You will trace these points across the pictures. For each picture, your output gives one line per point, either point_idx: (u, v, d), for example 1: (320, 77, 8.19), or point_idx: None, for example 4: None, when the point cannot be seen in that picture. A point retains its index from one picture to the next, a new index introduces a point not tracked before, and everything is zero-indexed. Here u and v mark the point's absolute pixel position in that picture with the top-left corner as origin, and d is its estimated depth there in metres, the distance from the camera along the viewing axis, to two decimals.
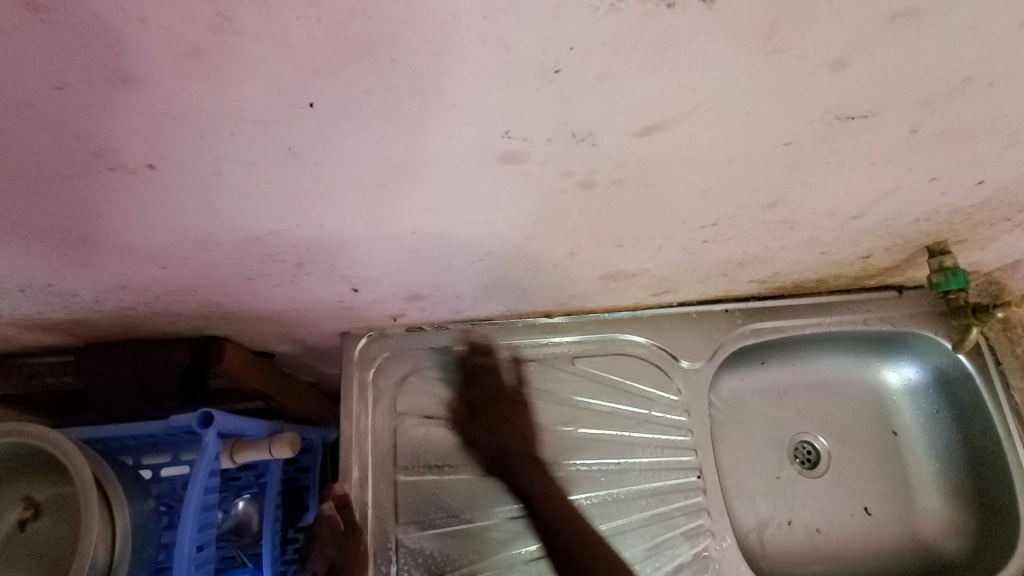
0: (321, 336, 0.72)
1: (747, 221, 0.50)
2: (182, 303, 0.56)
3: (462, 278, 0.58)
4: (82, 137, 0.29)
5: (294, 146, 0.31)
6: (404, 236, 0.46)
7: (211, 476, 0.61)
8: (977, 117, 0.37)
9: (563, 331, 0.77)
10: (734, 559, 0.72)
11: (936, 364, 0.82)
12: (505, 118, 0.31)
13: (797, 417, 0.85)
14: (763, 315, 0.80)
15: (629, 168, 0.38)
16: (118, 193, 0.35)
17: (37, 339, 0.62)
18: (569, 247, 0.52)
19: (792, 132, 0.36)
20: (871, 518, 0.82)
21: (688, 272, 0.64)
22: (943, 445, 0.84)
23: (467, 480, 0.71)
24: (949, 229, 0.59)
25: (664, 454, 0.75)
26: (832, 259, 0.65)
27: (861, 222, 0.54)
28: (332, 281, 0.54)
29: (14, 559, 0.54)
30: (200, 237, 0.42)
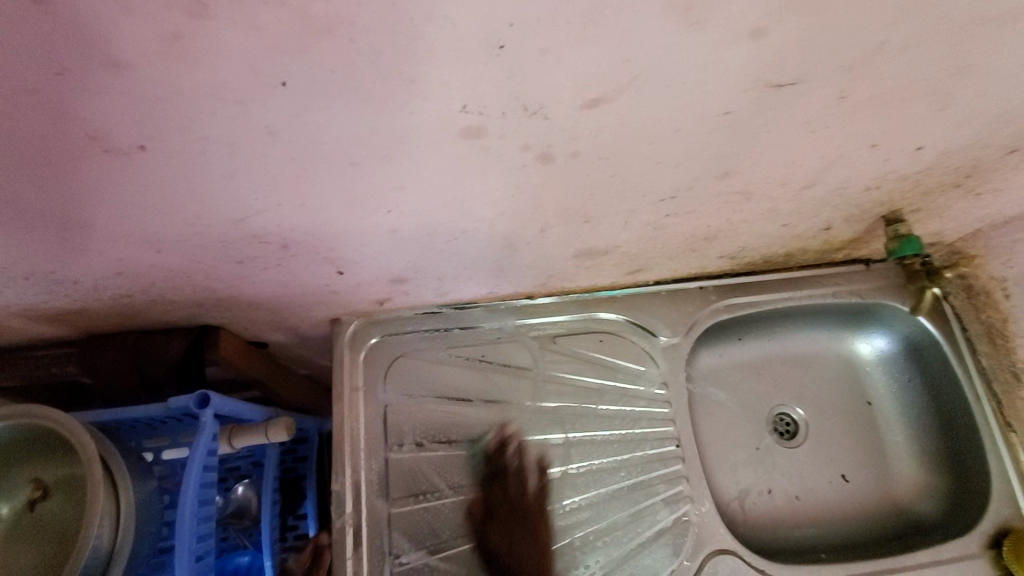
0: (313, 323, 0.75)
1: (704, 193, 0.53)
2: (177, 290, 0.59)
3: (442, 259, 0.62)
4: (79, 121, 0.33)
5: (270, 124, 0.35)
6: (381, 215, 0.49)
7: (210, 456, 0.64)
8: (899, 82, 0.41)
9: (545, 312, 0.80)
10: (713, 522, 0.75)
11: (905, 333, 0.86)
12: (460, 93, 0.34)
13: (775, 390, 0.88)
14: (737, 291, 0.83)
15: (583, 140, 0.41)
16: (112, 176, 0.38)
17: (39, 331, 0.65)
18: (539, 224, 0.55)
19: (728, 101, 0.39)
20: (848, 484, 0.85)
21: (657, 249, 0.67)
22: (916, 412, 0.87)
23: (453, 456, 0.74)
24: (902, 197, 0.62)
25: (646, 426, 0.78)
26: (795, 232, 0.68)
27: (815, 192, 0.57)
28: (318, 264, 0.58)
29: (24, 538, 0.57)
30: (190, 220, 0.45)
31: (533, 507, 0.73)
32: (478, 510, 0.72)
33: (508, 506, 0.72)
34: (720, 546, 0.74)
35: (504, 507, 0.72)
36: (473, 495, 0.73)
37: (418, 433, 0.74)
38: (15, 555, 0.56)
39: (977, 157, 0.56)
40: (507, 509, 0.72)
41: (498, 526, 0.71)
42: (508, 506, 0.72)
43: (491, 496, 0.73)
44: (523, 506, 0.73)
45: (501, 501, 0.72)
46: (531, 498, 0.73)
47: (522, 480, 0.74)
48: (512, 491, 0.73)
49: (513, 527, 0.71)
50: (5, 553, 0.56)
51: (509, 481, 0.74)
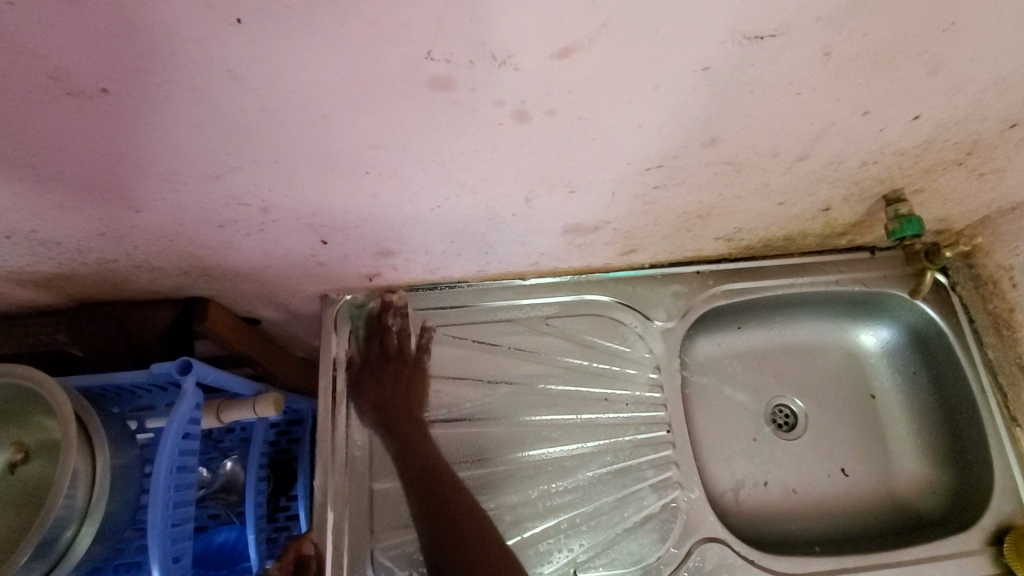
0: (302, 299, 0.75)
1: (692, 162, 0.52)
2: (162, 256, 0.59)
3: (427, 231, 0.61)
4: (38, 57, 0.32)
5: (232, 67, 0.34)
6: (359, 177, 0.48)
7: (191, 424, 0.64)
8: (886, 37, 0.39)
9: (537, 293, 0.79)
10: (702, 510, 0.73)
11: (910, 324, 0.83)
12: (422, 37, 0.34)
13: (775, 380, 0.86)
14: (735, 276, 0.81)
15: (558, 97, 0.40)
16: (80, 122, 0.38)
17: (30, 297, 0.66)
18: (524, 192, 0.54)
19: (703, 55, 0.38)
20: (848, 479, 0.82)
21: (649, 226, 0.66)
22: (920, 406, 0.84)
23: (439, 436, 0.73)
24: (903, 175, 0.60)
25: (637, 411, 0.76)
26: (792, 212, 0.66)
27: (809, 165, 0.55)
28: (300, 231, 0.57)
29: (2, 500, 0.57)
30: (164, 176, 0.45)
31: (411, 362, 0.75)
32: (344, 471, 0.71)
33: (393, 359, 0.75)
34: (707, 534, 0.72)
35: (380, 356, 0.75)
36: (454, 475, 0.71)
37: (403, 411, 0.73)
38: None
39: (980, 131, 0.54)
40: (387, 362, 0.75)
41: (357, 486, 0.70)
42: (387, 355, 0.75)
43: (369, 352, 0.75)
44: (398, 363, 0.75)
45: (377, 352, 0.75)
46: (411, 361, 0.75)
47: (404, 342, 0.76)
48: (392, 346, 0.75)
49: (361, 489, 0.70)
50: None
51: (389, 338, 0.76)
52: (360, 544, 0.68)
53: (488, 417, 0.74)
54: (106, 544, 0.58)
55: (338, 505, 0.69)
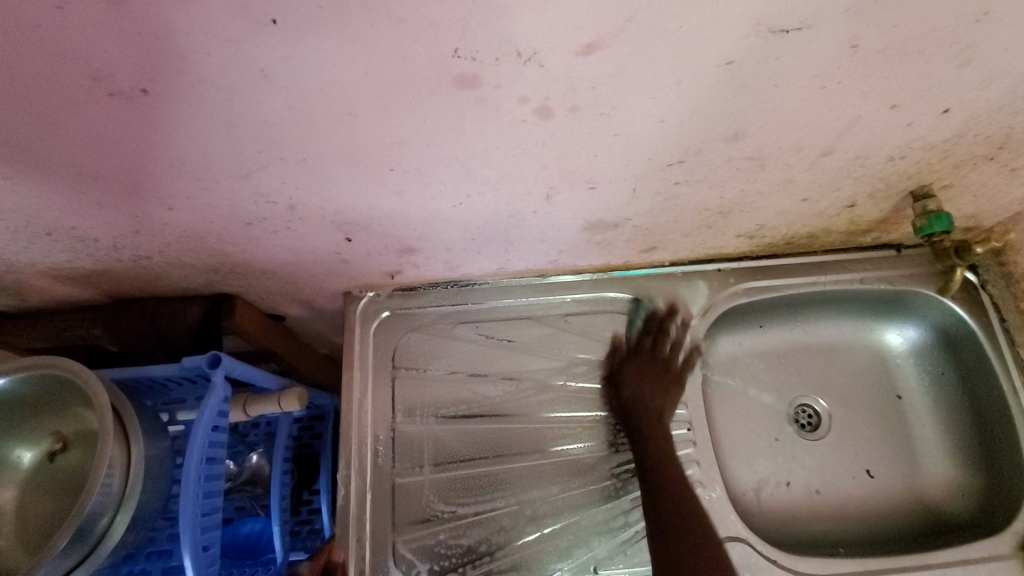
0: (326, 296, 0.76)
1: (715, 158, 0.52)
2: (193, 253, 0.61)
3: (449, 228, 0.62)
4: (83, 59, 0.34)
5: (266, 67, 0.36)
6: (383, 174, 0.49)
7: (220, 416, 0.66)
8: (915, 29, 0.39)
9: (557, 291, 0.79)
10: (723, 509, 0.72)
11: (939, 323, 0.82)
12: (450, 35, 0.34)
13: (798, 380, 0.85)
14: (757, 274, 0.81)
15: (581, 93, 0.41)
16: (119, 122, 0.39)
17: (67, 293, 0.69)
18: (545, 189, 0.55)
19: (729, 49, 0.38)
20: (874, 481, 0.81)
21: (670, 223, 0.65)
22: (949, 407, 0.83)
23: (460, 432, 0.73)
24: (931, 170, 0.59)
25: (656, 409, 0.76)
26: (816, 209, 0.65)
27: (833, 160, 0.54)
28: (326, 228, 0.58)
29: (43, 487, 0.59)
30: (197, 174, 0.46)
31: (616, 371, 0.76)
32: (366, 465, 0.72)
33: (644, 356, 0.78)
34: (729, 533, 0.72)
35: (632, 357, 0.77)
36: (475, 471, 0.72)
37: (423, 407, 0.74)
38: (34, 504, 0.59)
39: (1011, 124, 0.53)
40: (640, 362, 0.77)
41: (379, 481, 0.71)
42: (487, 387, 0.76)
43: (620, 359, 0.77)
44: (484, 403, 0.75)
45: (646, 356, 0.78)
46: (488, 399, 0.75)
47: (673, 352, 0.79)
48: (659, 351, 0.78)
49: (383, 482, 0.71)
50: (31, 501, 0.59)
51: (660, 348, 0.79)
52: (382, 536, 0.69)
53: (508, 413, 0.75)
54: (139, 532, 0.60)
55: (361, 498, 0.70)
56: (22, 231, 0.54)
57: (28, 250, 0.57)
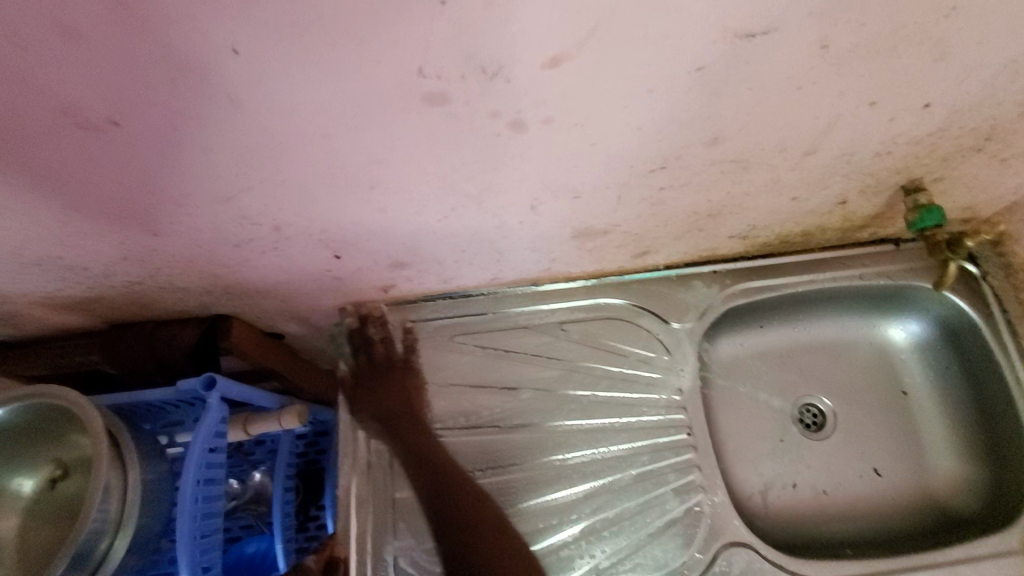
0: (321, 313, 0.77)
1: (697, 162, 0.51)
2: (184, 276, 0.62)
3: (436, 241, 0.62)
4: (53, 95, 0.34)
5: (234, 95, 0.36)
6: (364, 192, 0.49)
7: (217, 437, 0.66)
8: (885, 26, 0.38)
9: (551, 299, 0.79)
10: (727, 514, 0.72)
11: (941, 317, 0.80)
12: (412, 54, 0.34)
13: (801, 380, 0.84)
14: (754, 274, 0.80)
15: (553, 104, 0.41)
16: (96, 153, 0.40)
17: (65, 320, 0.69)
18: (529, 200, 0.55)
19: (696, 55, 0.38)
20: (881, 479, 0.80)
21: (659, 227, 0.65)
22: (955, 402, 0.81)
23: (458, 445, 0.73)
24: (920, 164, 0.58)
25: (656, 415, 0.75)
26: (807, 207, 0.65)
27: (818, 158, 0.54)
28: (313, 247, 0.59)
29: (43, 514, 0.60)
30: (179, 200, 0.47)
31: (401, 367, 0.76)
32: (365, 481, 0.72)
33: (381, 365, 0.76)
34: (733, 538, 0.71)
35: (368, 365, 0.76)
36: (475, 483, 0.72)
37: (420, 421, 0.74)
38: (35, 532, 0.59)
39: (998, 114, 0.52)
40: (375, 368, 0.76)
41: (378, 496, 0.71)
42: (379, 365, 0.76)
43: (359, 364, 0.76)
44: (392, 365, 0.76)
45: (366, 362, 0.76)
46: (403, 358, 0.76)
47: (389, 348, 0.77)
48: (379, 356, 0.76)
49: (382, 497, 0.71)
50: (32, 528, 0.59)
51: (375, 348, 0.76)
52: (382, 552, 0.69)
53: (505, 424, 0.74)
54: (140, 556, 0.61)
55: (362, 514, 0.70)
56: (14, 263, 0.54)
57: (22, 280, 0.58)
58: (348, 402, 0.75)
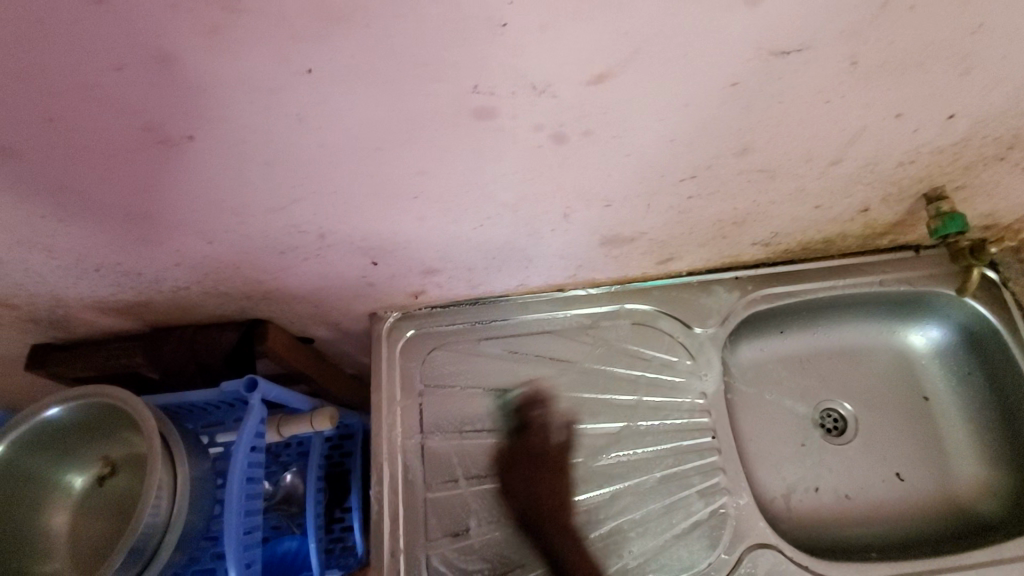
0: (354, 318, 0.79)
1: (725, 172, 0.53)
2: (229, 282, 0.64)
3: (470, 248, 0.64)
4: (136, 112, 0.37)
5: (301, 112, 0.39)
6: (408, 201, 0.52)
7: (258, 437, 0.68)
8: (913, 43, 0.40)
9: (576, 305, 0.81)
10: (752, 516, 0.73)
11: (961, 323, 0.82)
12: (469, 73, 0.37)
13: (821, 385, 0.85)
14: (775, 280, 0.82)
15: (594, 118, 0.43)
16: (166, 165, 0.43)
17: (111, 324, 0.72)
18: (562, 208, 0.57)
19: (732, 72, 0.40)
20: (904, 484, 0.80)
21: (684, 235, 0.67)
22: (977, 407, 0.82)
23: (487, 446, 0.75)
24: (942, 173, 0.60)
25: (680, 418, 0.77)
26: (830, 215, 0.66)
27: (843, 168, 0.56)
28: (354, 254, 0.61)
29: (94, 510, 0.62)
30: (234, 210, 0.49)
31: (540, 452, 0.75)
32: (398, 481, 0.73)
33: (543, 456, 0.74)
34: (759, 540, 0.72)
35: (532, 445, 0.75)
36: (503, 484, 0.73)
37: (450, 423, 0.76)
38: (86, 527, 0.62)
39: (1019, 125, 0.53)
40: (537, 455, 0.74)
41: (411, 496, 0.73)
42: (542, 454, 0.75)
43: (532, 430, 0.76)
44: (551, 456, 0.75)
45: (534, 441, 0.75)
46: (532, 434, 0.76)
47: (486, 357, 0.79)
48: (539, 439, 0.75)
49: (417, 499, 0.73)
50: (83, 524, 0.62)
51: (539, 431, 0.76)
52: (415, 550, 0.71)
53: (532, 426, 0.76)
54: (185, 551, 0.63)
55: (394, 515, 0.72)
56: (72, 268, 0.57)
57: (78, 285, 0.61)
58: (380, 404, 0.77)
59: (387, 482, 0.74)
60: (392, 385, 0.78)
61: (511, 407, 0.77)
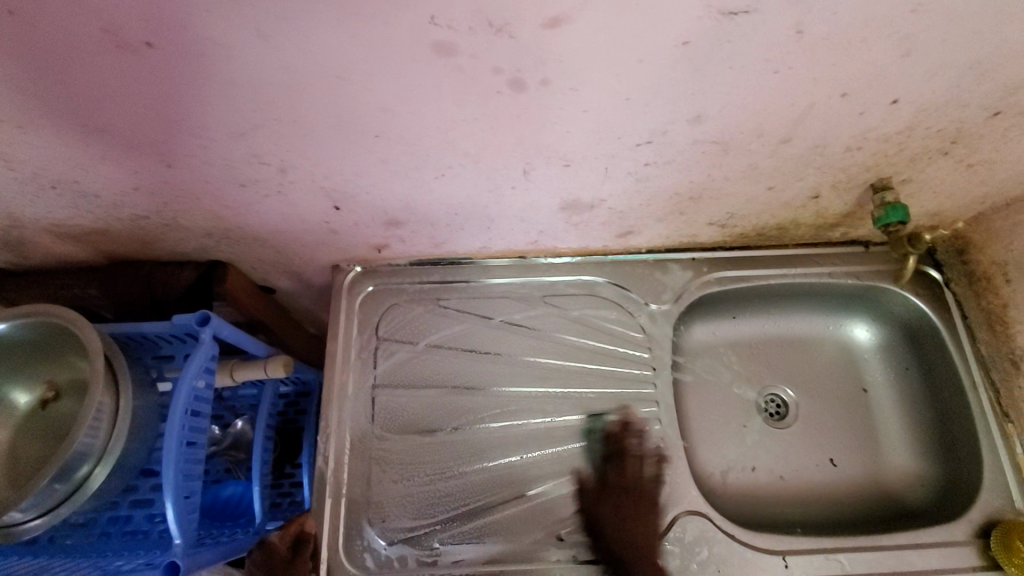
0: (316, 268, 0.80)
1: (681, 140, 0.55)
2: (189, 215, 0.64)
3: (433, 201, 0.65)
4: (96, 11, 0.38)
5: (261, 28, 0.39)
6: (369, 141, 0.53)
7: (206, 373, 0.68)
8: (856, 18, 0.42)
9: (536, 273, 0.82)
10: (686, 484, 0.74)
11: (903, 318, 0.85)
12: (428, 2, 0.38)
13: (767, 370, 0.88)
14: (730, 264, 0.84)
15: (551, 66, 0.44)
16: (124, 73, 0.43)
17: (67, 252, 0.72)
18: (521, 164, 0.58)
19: (685, 30, 0.42)
20: (836, 469, 0.84)
21: (644, 207, 0.69)
22: (912, 400, 0.85)
23: (437, 403, 0.76)
24: (888, 163, 0.63)
25: (626, 388, 0.79)
26: (782, 199, 0.69)
27: (794, 148, 0.58)
28: (315, 194, 0.62)
29: (33, 433, 0.62)
30: (195, 131, 0.50)
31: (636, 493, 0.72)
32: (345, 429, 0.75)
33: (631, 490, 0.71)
34: (689, 507, 0.73)
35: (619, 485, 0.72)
36: (450, 438, 0.75)
37: (402, 377, 0.77)
38: (24, 447, 0.61)
39: (961, 118, 0.56)
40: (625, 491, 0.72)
41: (359, 444, 0.74)
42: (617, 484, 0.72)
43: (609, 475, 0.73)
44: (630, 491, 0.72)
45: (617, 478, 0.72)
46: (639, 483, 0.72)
47: (429, 311, 0.80)
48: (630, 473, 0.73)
49: (365, 448, 0.74)
50: (22, 445, 0.62)
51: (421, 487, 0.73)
52: (356, 497, 0.72)
53: (482, 386, 0.77)
54: (121, 478, 0.64)
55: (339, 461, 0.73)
56: (28, 184, 0.57)
57: (33, 204, 0.61)
58: (334, 354, 0.78)
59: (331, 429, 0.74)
60: (348, 337, 0.79)
61: (464, 366, 0.78)
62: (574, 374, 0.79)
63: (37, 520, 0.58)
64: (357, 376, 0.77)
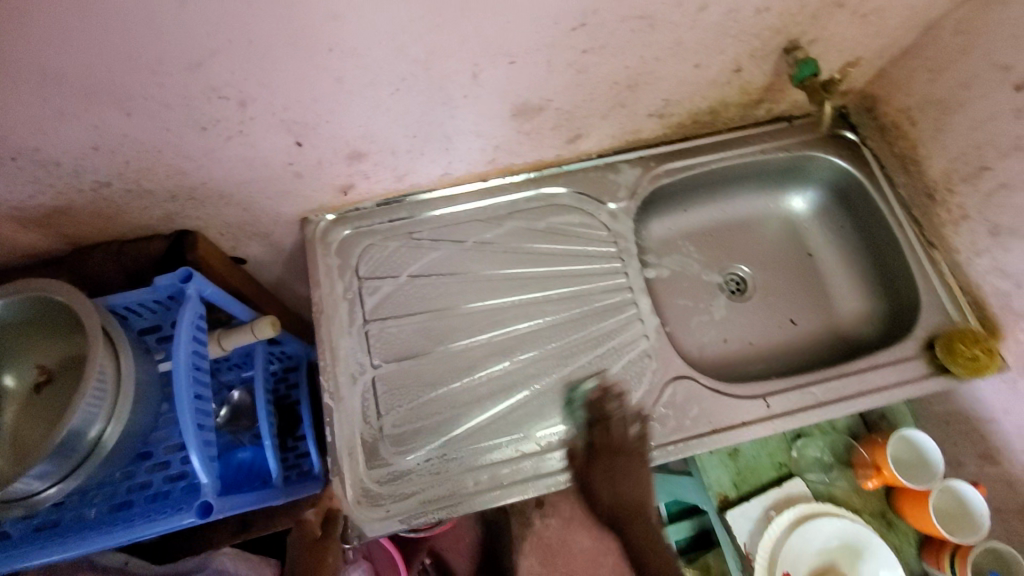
0: (285, 223, 0.81)
1: (610, 17, 0.60)
2: (152, 176, 0.65)
3: (391, 124, 0.68)
4: None
5: None
6: (324, 57, 0.55)
7: (199, 330, 0.70)
8: None
9: (499, 194, 0.86)
10: (670, 356, 0.81)
11: (831, 181, 0.94)
12: None
13: (723, 253, 0.96)
14: (674, 156, 0.90)
15: None
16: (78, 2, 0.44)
17: (28, 242, 0.71)
18: (470, 67, 0.62)
19: None
20: (798, 327, 0.92)
21: (587, 103, 0.74)
22: (851, 252, 0.94)
23: (427, 327, 0.79)
24: (794, 22, 0.70)
25: (601, 282, 0.84)
26: (709, 76, 0.75)
27: (710, 15, 0.64)
28: (276, 130, 0.63)
29: (31, 416, 0.62)
30: (152, 67, 0.51)
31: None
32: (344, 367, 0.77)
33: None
34: (676, 374, 0.79)
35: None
36: (446, 356, 0.78)
37: (389, 310, 0.80)
38: (24, 429, 0.61)
39: None
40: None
41: (360, 379, 0.76)
42: None
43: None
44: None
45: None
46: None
47: (404, 245, 0.83)
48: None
49: (366, 380, 0.76)
50: (22, 427, 0.61)
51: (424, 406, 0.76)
52: (365, 426, 0.74)
53: (467, 304, 0.81)
54: (132, 441, 0.64)
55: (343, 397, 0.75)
56: None
57: None
58: (319, 300, 0.80)
59: (329, 367, 0.76)
60: (329, 282, 0.81)
61: (447, 289, 0.81)
62: (551, 279, 0.83)
63: (53, 488, 0.58)
64: (346, 317, 0.79)
